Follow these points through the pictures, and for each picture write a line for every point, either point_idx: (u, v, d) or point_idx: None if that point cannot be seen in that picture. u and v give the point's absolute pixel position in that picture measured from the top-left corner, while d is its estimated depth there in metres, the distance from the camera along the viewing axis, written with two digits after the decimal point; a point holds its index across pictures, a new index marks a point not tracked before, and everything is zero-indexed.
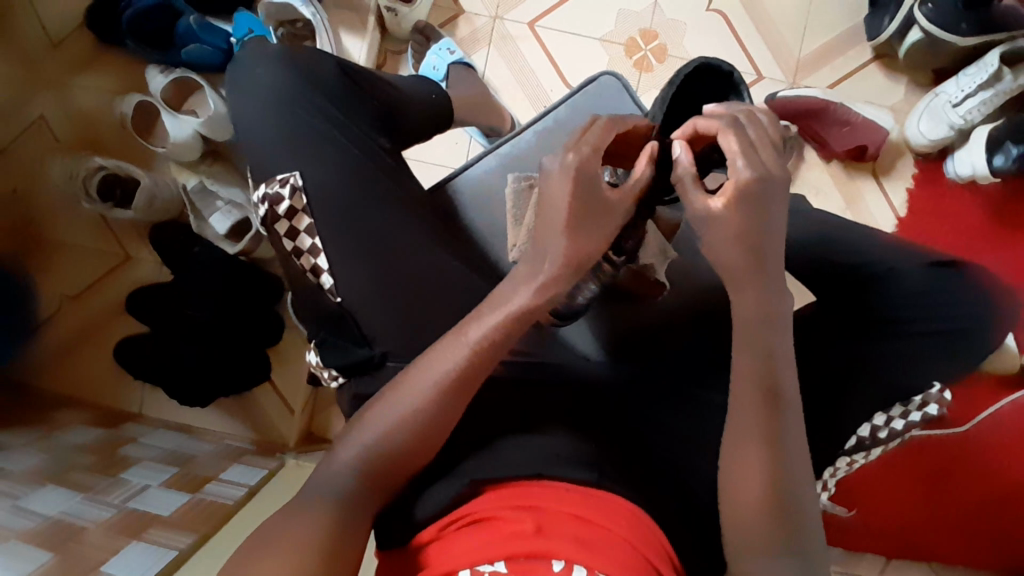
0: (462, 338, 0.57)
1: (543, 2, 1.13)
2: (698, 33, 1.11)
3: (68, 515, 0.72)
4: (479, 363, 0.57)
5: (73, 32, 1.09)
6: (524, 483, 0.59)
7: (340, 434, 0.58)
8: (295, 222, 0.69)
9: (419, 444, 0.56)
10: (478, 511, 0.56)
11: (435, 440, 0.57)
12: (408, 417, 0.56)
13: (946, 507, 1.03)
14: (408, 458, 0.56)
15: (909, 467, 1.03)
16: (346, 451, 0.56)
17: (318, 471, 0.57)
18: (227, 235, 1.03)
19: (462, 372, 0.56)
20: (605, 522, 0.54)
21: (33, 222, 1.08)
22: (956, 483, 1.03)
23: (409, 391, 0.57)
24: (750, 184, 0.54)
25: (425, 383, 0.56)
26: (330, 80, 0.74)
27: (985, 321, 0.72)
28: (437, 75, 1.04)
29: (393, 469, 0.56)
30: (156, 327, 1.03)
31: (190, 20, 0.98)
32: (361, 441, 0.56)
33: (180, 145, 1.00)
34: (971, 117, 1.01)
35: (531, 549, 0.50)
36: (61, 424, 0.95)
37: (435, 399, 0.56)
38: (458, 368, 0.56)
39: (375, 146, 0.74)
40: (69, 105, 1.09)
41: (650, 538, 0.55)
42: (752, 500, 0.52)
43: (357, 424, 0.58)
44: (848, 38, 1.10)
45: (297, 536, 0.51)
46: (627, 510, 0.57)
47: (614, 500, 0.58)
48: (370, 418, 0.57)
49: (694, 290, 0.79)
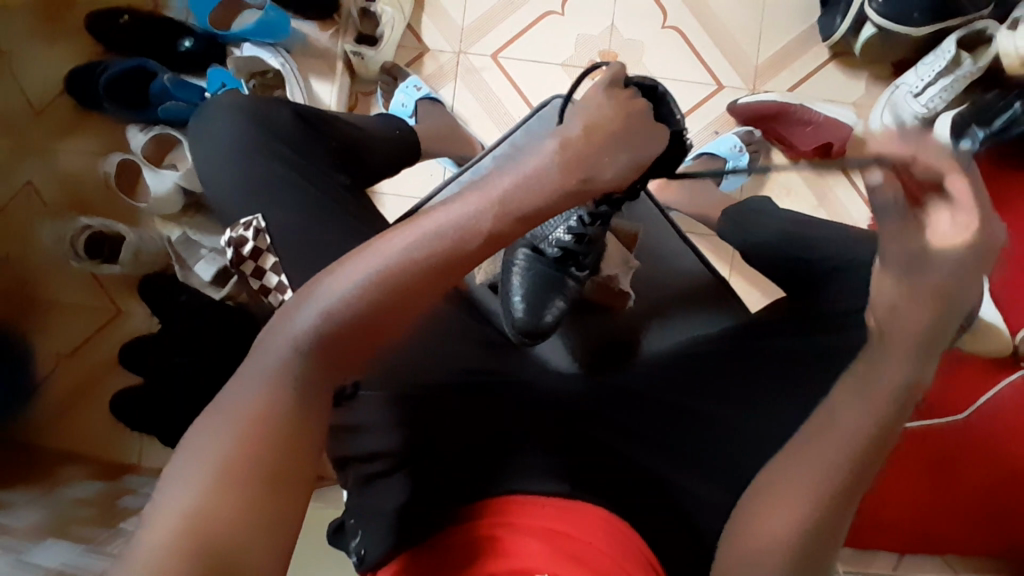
0: (431, 224, 0.49)
1: (505, 34, 1.16)
2: (656, 49, 1.14)
3: (66, 566, 0.73)
4: (440, 273, 0.49)
5: (55, 100, 1.14)
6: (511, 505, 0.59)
7: (276, 317, 0.49)
8: (261, 261, 0.72)
9: (368, 325, 0.47)
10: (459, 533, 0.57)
11: (399, 325, 0.49)
12: (365, 293, 0.47)
13: (955, 496, 1.01)
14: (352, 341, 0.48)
15: (901, 458, 1.02)
16: (290, 323, 0.47)
17: (263, 334, 0.48)
18: (213, 282, 1.07)
19: (431, 266, 0.48)
20: (589, 540, 0.55)
21: (26, 283, 1.11)
22: (961, 471, 1.01)
23: (382, 265, 0.48)
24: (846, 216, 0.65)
25: (386, 263, 0.48)
26: (282, 126, 0.77)
27: (952, 304, 0.72)
28: (406, 111, 1.08)
29: (333, 357, 0.47)
30: (149, 377, 1.05)
31: (165, 79, 1.03)
32: (309, 310, 0.47)
33: (161, 200, 1.04)
34: (932, 105, 1.02)
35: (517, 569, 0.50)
36: (62, 480, 0.97)
37: (385, 290, 0.47)
38: (427, 257, 0.48)
39: (333, 182, 0.77)
40: (56, 171, 1.13)
41: (632, 549, 0.56)
42: (773, 529, 0.47)
43: (307, 295, 0.48)
44: (803, 41, 1.13)
45: (251, 417, 0.44)
46: (609, 524, 0.58)
47: (602, 521, 0.58)
48: (328, 285, 0.48)
49: (660, 298, 0.83)
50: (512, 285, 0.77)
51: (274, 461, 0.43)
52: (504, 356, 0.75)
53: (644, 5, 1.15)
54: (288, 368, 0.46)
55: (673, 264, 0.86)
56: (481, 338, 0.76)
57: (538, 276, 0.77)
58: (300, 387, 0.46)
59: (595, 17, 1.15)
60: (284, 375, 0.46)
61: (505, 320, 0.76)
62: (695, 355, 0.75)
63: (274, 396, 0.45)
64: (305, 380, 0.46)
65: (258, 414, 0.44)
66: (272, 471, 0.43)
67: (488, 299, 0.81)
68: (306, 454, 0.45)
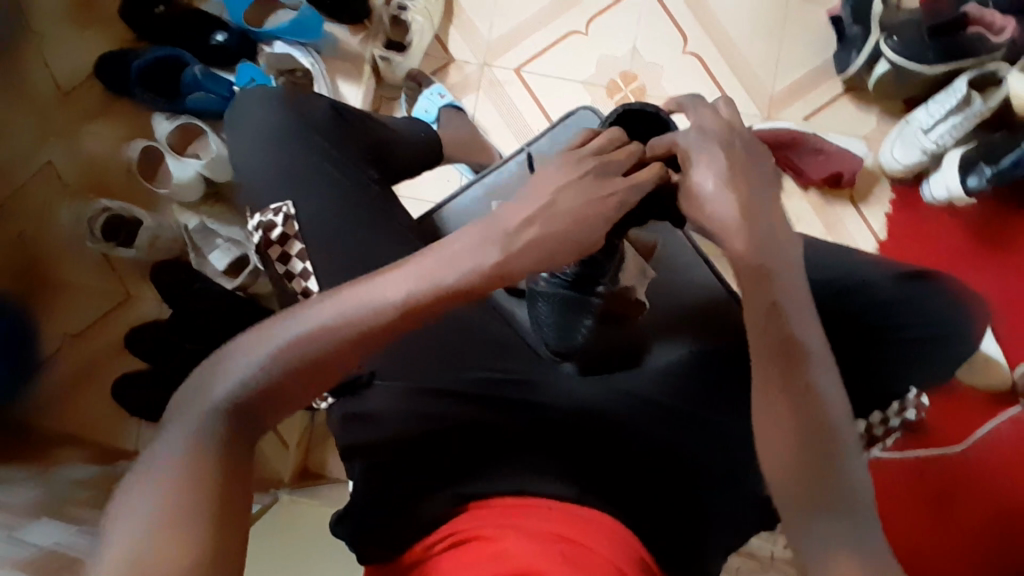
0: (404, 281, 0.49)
1: (529, 49, 1.20)
2: (675, 72, 1.17)
3: (61, 545, 0.73)
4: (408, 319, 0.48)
5: (83, 83, 1.16)
6: (512, 501, 0.61)
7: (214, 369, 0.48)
8: (288, 247, 0.72)
9: (310, 385, 0.47)
10: (466, 529, 0.58)
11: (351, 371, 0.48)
12: (302, 352, 0.47)
13: (956, 528, 0.99)
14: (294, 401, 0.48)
15: (898, 484, 1.02)
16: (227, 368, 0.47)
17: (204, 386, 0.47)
18: (226, 271, 1.07)
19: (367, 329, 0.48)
20: (582, 540, 0.55)
21: (37, 260, 1.11)
22: (961, 501, 1.01)
23: (315, 323, 0.47)
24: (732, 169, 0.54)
25: (326, 323, 0.47)
26: (323, 120, 0.80)
27: (960, 330, 0.73)
28: (429, 117, 1.11)
29: (268, 415, 0.47)
30: (155, 363, 1.06)
31: (196, 71, 1.06)
32: (237, 371, 0.47)
33: (185, 187, 1.05)
34: (942, 142, 1.04)
35: (520, 566, 0.50)
36: (58, 461, 0.96)
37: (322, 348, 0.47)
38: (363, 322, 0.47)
39: (364, 176, 0.78)
40: (80, 152, 1.15)
41: (628, 552, 0.56)
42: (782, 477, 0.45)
43: (237, 354, 0.48)
44: (818, 73, 1.16)
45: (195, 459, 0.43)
46: (604, 525, 0.59)
47: (597, 519, 0.59)
48: (259, 343, 0.47)
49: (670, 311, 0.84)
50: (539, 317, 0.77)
51: (206, 515, 0.42)
52: (526, 361, 0.76)
53: (665, 31, 1.18)
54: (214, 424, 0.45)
55: (695, 275, 0.86)
56: (490, 336, 0.77)
57: (561, 306, 0.75)
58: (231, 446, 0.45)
59: (619, 39, 1.19)
60: (210, 437, 0.44)
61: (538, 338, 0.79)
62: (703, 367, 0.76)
63: (201, 450, 0.44)
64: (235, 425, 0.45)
65: (186, 471, 0.43)
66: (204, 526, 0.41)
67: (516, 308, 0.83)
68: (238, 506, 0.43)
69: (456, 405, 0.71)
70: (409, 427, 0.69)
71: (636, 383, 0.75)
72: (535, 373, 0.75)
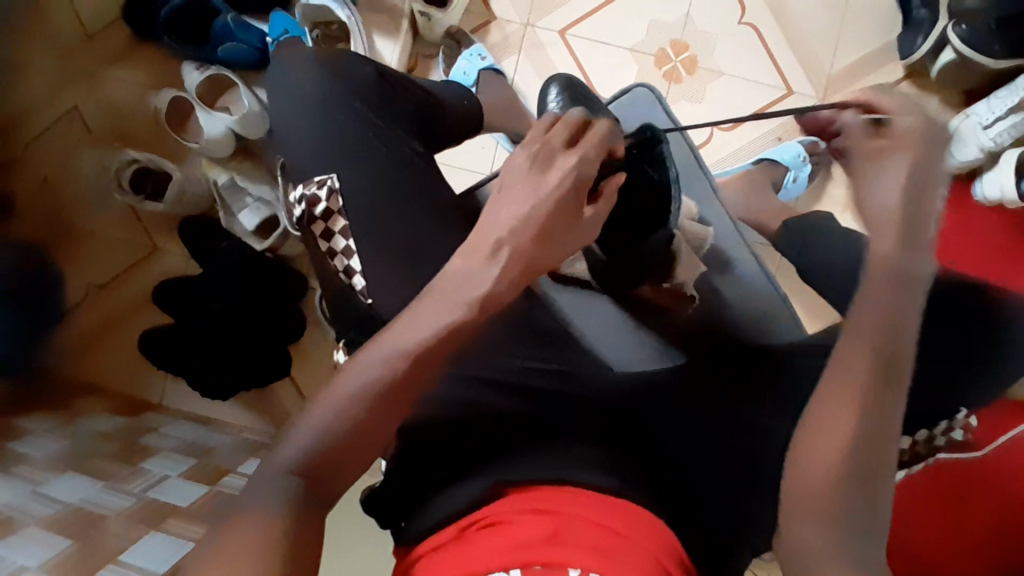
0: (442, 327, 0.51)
1: (574, 11, 1.13)
2: (728, 45, 1.11)
3: (87, 503, 0.73)
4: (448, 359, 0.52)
5: (109, 27, 1.12)
6: (540, 486, 0.58)
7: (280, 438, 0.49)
8: (330, 223, 0.70)
9: (358, 449, 0.49)
10: (492, 513, 0.56)
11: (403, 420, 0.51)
12: (341, 420, 0.48)
13: None
14: (345, 470, 0.49)
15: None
16: (295, 436, 0.48)
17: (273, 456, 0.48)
18: (254, 231, 1.04)
19: (393, 381, 0.50)
20: (626, 531, 0.54)
21: (60, 212, 1.09)
22: None
23: (344, 389, 0.49)
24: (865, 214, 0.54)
25: (357, 385, 0.49)
26: (367, 85, 0.76)
27: (1010, 350, 0.72)
28: (467, 79, 1.05)
29: (327, 477, 0.48)
30: (181, 319, 1.05)
31: (227, 19, 1.02)
32: (301, 441, 0.48)
33: (214, 142, 1.02)
34: (1000, 141, 1.00)
35: (548, 558, 0.49)
36: (82, 410, 0.96)
37: (360, 410, 0.49)
38: (389, 376, 0.50)
39: (411, 148, 0.75)
40: (106, 99, 1.12)
41: (669, 546, 0.55)
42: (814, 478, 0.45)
43: (289, 429, 0.49)
44: (880, 55, 1.10)
45: (270, 526, 0.45)
46: (646, 519, 0.57)
47: (619, 503, 0.57)
48: (311, 413, 0.49)
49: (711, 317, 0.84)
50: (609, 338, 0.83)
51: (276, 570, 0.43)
52: (561, 349, 0.76)
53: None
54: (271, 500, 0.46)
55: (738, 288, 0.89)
56: (534, 325, 0.77)
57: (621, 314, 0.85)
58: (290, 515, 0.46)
59: (671, 5, 1.12)
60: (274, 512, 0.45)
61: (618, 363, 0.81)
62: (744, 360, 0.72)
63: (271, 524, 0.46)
64: (304, 491, 0.47)
65: (256, 534, 0.44)
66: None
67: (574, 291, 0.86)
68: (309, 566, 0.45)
69: (496, 394, 0.70)
70: (436, 411, 0.67)
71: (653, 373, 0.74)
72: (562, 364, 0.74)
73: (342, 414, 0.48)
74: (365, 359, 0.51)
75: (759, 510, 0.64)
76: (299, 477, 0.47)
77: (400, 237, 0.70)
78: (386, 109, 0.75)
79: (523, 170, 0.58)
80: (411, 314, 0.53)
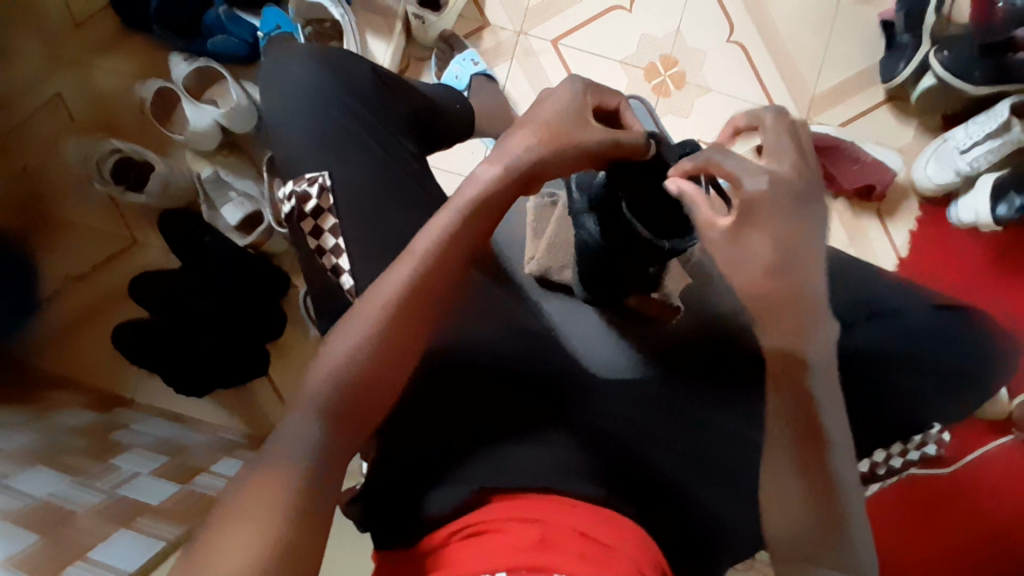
0: (448, 240, 0.59)
1: (568, 21, 1.14)
2: (717, 62, 1.14)
3: (58, 498, 0.71)
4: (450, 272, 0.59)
5: (98, 14, 1.10)
6: (529, 494, 0.58)
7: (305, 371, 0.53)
8: (321, 220, 0.69)
9: (385, 359, 0.54)
10: (481, 519, 0.56)
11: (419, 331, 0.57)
12: (369, 336, 0.54)
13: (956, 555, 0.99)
14: (371, 390, 0.54)
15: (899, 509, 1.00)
16: (323, 367, 0.53)
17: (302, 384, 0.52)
18: (238, 227, 1.03)
19: (412, 293, 0.56)
20: (610, 541, 0.54)
21: (40, 199, 1.08)
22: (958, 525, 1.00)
23: (369, 308, 0.55)
24: (758, 199, 0.57)
25: (380, 301, 0.55)
26: (363, 83, 0.76)
27: (983, 367, 0.74)
28: (459, 83, 1.05)
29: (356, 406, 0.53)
30: (159, 314, 1.03)
31: (219, 12, 1.02)
32: (328, 367, 0.52)
33: (199, 134, 1.01)
34: (977, 165, 1.03)
35: (532, 562, 0.50)
36: (54, 404, 0.94)
37: (382, 325, 0.54)
38: (407, 288, 0.56)
39: (404, 150, 0.75)
40: (89, 87, 1.10)
41: (647, 553, 0.56)
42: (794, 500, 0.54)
43: (316, 361, 0.54)
44: (862, 79, 1.13)
45: (300, 449, 0.48)
46: (629, 529, 0.57)
47: (616, 516, 0.58)
48: (339, 340, 0.54)
49: None
50: (593, 347, 0.78)
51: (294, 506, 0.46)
52: (543, 350, 0.75)
53: (711, 17, 1.14)
54: (313, 427, 0.50)
55: None
56: (517, 326, 0.76)
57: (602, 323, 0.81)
58: (331, 443, 0.50)
59: (662, 21, 1.14)
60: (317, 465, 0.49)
61: (606, 370, 0.75)
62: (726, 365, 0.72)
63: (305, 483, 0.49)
64: (330, 415, 0.51)
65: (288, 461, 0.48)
66: (298, 527, 0.45)
67: (544, 299, 0.82)
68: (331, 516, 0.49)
69: (481, 397, 0.69)
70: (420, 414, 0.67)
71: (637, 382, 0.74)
72: (547, 367, 0.73)
73: (366, 325, 0.54)
74: (385, 280, 0.56)
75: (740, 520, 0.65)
76: (322, 409, 0.51)
77: (391, 238, 0.70)
78: (383, 111, 0.76)
79: (552, 109, 0.63)
80: (426, 236, 0.59)
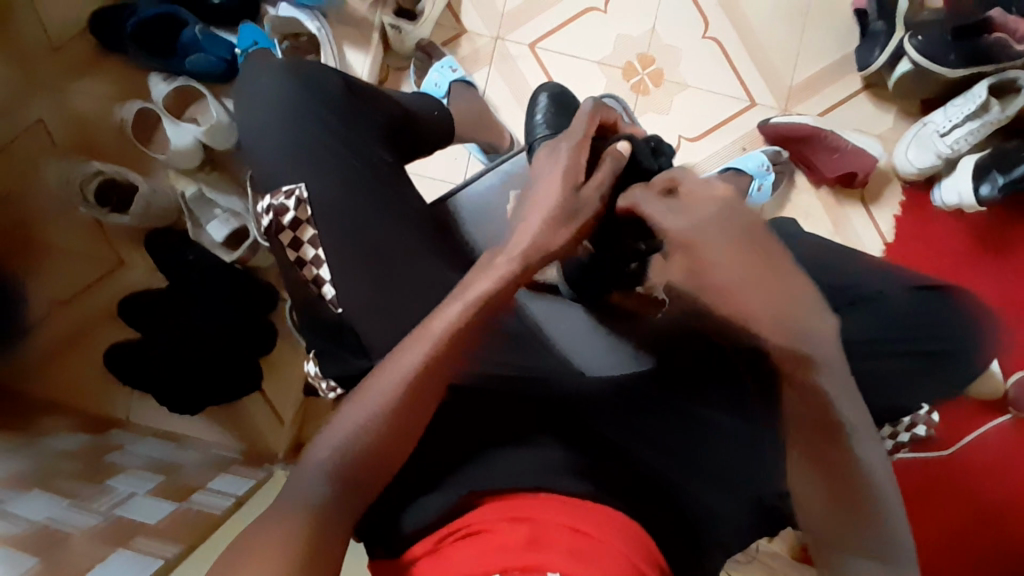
0: (458, 318, 0.58)
1: (545, 24, 1.15)
2: (692, 58, 1.14)
3: (52, 521, 0.71)
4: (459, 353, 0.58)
5: (76, 38, 1.11)
6: (518, 495, 0.58)
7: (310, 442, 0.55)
8: (299, 232, 0.70)
9: (396, 437, 0.55)
10: (474, 521, 0.56)
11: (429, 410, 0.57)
12: (378, 415, 0.54)
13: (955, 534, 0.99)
14: (377, 460, 0.54)
15: None
16: (333, 443, 0.53)
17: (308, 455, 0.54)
18: (224, 242, 1.03)
19: (421, 375, 0.56)
20: (603, 536, 0.54)
21: (25, 224, 1.08)
22: (955, 504, 1.01)
23: (379, 387, 0.55)
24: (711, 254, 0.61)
25: (389, 382, 0.55)
26: (334, 95, 0.76)
27: (966, 345, 0.74)
28: (438, 91, 1.06)
29: (357, 482, 0.53)
30: (148, 333, 1.03)
31: (196, 31, 1.03)
32: (336, 442, 0.53)
33: (180, 152, 1.01)
34: (958, 147, 1.03)
35: (527, 563, 0.49)
36: (47, 429, 0.94)
37: (391, 405, 0.54)
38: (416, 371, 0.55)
39: (379, 157, 0.75)
40: (70, 110, 1.10)
41: (643, 548, 0.55)
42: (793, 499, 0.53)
43: (325, 432, 0.54)
44: (837, 68, 1.14)
45: (299, 509, 0.50)
46: (621, 523, 0.56)
47: (608, 510, 0.57)
48: (347, 416, 0.54)
49: None
50: (581, 346, 0.83)
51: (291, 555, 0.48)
52: (529, 352, 0.75)
53: (685, 14, 1.15)
54: (316, 485, 0.52)
55: None
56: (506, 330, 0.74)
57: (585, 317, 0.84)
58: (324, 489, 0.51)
59: (637, 19, 1.15)
60: (312, 496, 0.51)
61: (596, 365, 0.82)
62: (712, 355, 0.72)
63: (300, 510, 0.50)
64: (331, 479, 0.52)
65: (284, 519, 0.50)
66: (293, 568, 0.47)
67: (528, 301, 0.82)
68: (330, 545, 0.50)
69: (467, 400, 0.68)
70: None
71: (624, 377, 0.74)
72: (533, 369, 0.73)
73: (373, 409, 0.54)
74: (395, 362, 0.56)
75: (733, 511, 0.65)
76: (321, 467, 0.52)
77: (370, 246, 0.70)
78: (357, 121, 0.76)
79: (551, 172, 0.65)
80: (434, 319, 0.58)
